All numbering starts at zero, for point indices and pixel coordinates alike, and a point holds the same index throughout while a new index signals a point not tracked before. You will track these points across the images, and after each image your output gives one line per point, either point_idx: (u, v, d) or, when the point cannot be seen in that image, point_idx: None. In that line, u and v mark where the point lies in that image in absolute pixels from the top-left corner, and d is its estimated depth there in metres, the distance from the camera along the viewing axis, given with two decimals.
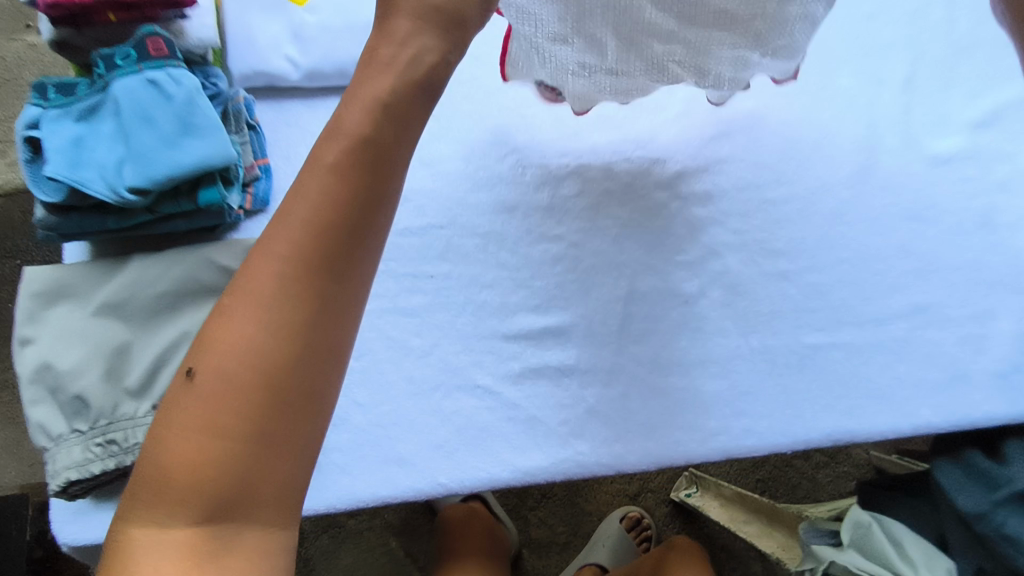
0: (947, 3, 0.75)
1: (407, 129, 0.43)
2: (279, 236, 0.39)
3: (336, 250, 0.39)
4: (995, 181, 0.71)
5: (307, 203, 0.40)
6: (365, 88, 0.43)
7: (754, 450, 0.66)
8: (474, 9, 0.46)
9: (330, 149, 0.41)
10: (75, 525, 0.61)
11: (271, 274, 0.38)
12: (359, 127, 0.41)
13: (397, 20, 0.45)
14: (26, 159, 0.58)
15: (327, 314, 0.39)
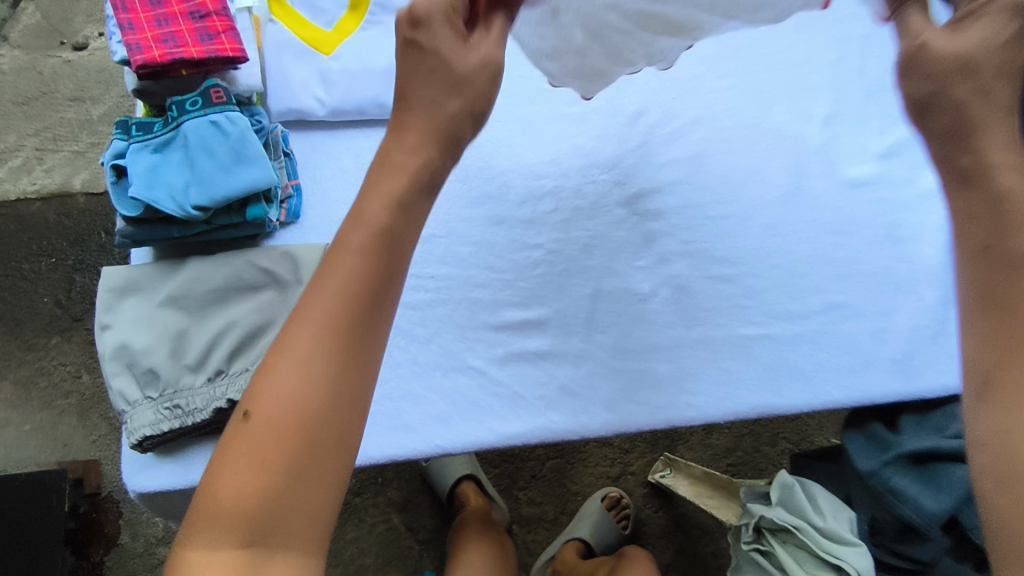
0: (861, 55, 0.92)
1: (413, 217, 0.54)
2: (314, 307, 0.50)
3: (358, 319, 0.50)
4: (897, 202, 0.86)
5: (336, 279, 0.50)
6: (381, 184, 0.54)
7: (695, 421, 0.80)
8: (470, 118, 0.57)
9: (354, 235, 0.52)
10: (144, 473, 0.76)
11: (311, 338, 0.49)
12: (376, 217, 0.52)
13: (408, 125, 0.55)
14: (113, 180, 0.74)
15: (350, 373, 0.49)
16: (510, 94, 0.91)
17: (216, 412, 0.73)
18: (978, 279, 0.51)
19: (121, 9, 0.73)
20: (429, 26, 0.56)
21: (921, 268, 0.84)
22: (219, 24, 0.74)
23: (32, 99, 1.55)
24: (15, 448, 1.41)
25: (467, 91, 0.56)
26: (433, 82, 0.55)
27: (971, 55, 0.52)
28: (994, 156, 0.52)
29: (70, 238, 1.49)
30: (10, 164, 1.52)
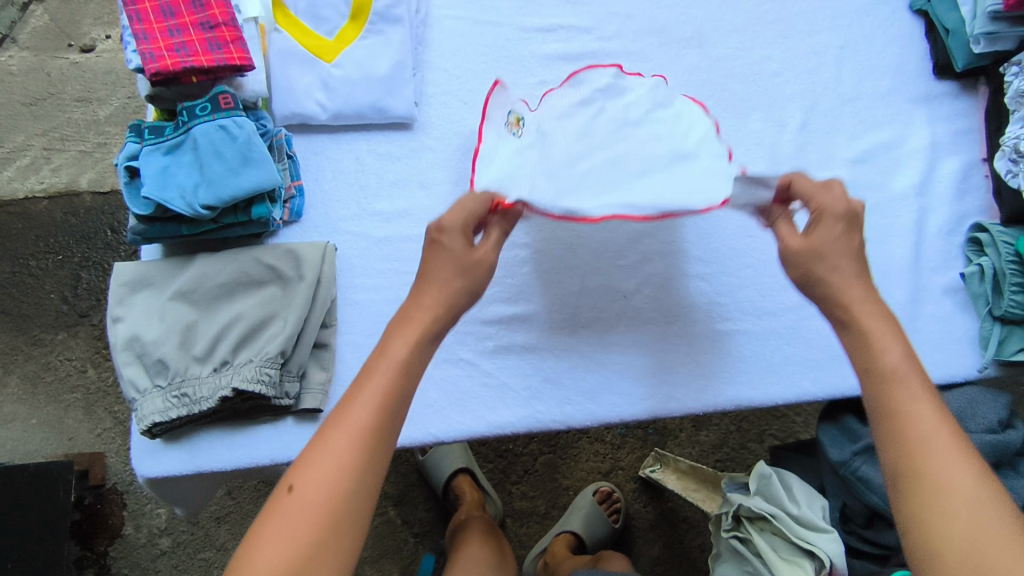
0: (836, 66, 0.96)
1: (425, 355, 0.68)
2: (350, 414, 0.62)
3: (384, 422, 0.62)
4: (869, 206, 0.91)
5: (371, 391, 0.63)
6: (406, 329, 0.68)
7: (674, 412, 0.85)
8: (475, 290, 0.73)
9: (381, 362, 0.65)
10: (152, 458, 0.81)
11: (342, 438, 0.60)
12: (402, 353, 0.66)
13: (428, 285, 0.71)
14: (126, 180, 0.78)
15: (372, 465, 0.61)
16: None
17: (221, 400, 0.77)
18: (874, 397, 0.64)
19: (135, 20, 0.77)
20: (450, 231, 0.73)
21: (891, 268, 0.88)
22: (227, 35, 0.79)
23: (40, 100, 1.58)
24: (22, 441, 1.45)
25: (474, 274, 0.72)
26: (447, 266, 0.72)
27: (816, 245, 0.71)
28: (853, 308, 0.68)
29: (76, 235, 1.53)
30: (18, 164, 1.56)
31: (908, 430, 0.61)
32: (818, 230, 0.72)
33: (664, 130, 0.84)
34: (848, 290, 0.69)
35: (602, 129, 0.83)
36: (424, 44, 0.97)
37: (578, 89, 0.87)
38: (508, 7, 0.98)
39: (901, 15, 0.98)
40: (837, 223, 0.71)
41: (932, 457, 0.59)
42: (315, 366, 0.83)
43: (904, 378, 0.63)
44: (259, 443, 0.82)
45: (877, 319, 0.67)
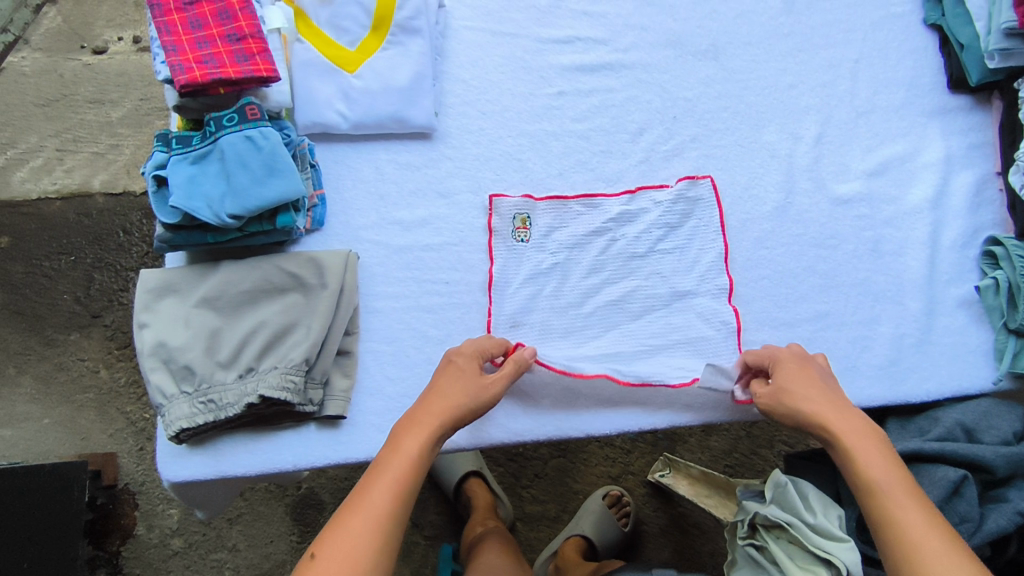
0: (851, 79, 0.97)
1: (432, 455, 0.75)
2: (365, 506, 0.69)
3: (395, 508, 0.70)
4: (883, 219, 0.92)
5: (385, 480, 0.71)
6: (416, 429, 0.75)
7: (690, 421, 0.86)
8: (480, 408, 0.78)
9: (396, 455, 0.73)
10: (176, 463, 0.82)
11: (360, 520, 0.68)
12: (412, 450, 0.73)
13: (438, 393, 0.78)
14: (154, 189, 0.79)
15: (384, 544, 0.67)
16: (519, 111, 0.96)
17: (246, 406, 0.78)
18: (872, 510, 0.70)
19: (164, 32, 0.78)
20: (457, 353, 0.80)
21: (904, 280, 0.90)
22: (254, 47, 0.80)
23: (52, 101, 1.59)
24: (34, 441, 1.45)
25: (482, 394, 0.78)
26: (455, 382, 0.78)
27: (780, 386, 0.79)
28: (834, 433, 0.75)
29: (89, 236, 1.54)
30: (30, 165, 1.56)
31: (908, 540, 0.67)
32: (779, 377, 0.80)
33: (668, 268, 0.90)
34: (823, 415, 0.76)
35: (611, 265, 0.89)
36: (443, 54, 0.97)
37: (594, 216, 0.91)
38: (527, 18, 0.99)
39: (915, 29, 0.99)
40: (795, 369, 0.80)
41: (934, 563, 0.65)
42: (337, 374, 0.84)
43: (892, 490, 0.70)
44: (282, 448, 0.83)
45: (858, 441, 0.74)
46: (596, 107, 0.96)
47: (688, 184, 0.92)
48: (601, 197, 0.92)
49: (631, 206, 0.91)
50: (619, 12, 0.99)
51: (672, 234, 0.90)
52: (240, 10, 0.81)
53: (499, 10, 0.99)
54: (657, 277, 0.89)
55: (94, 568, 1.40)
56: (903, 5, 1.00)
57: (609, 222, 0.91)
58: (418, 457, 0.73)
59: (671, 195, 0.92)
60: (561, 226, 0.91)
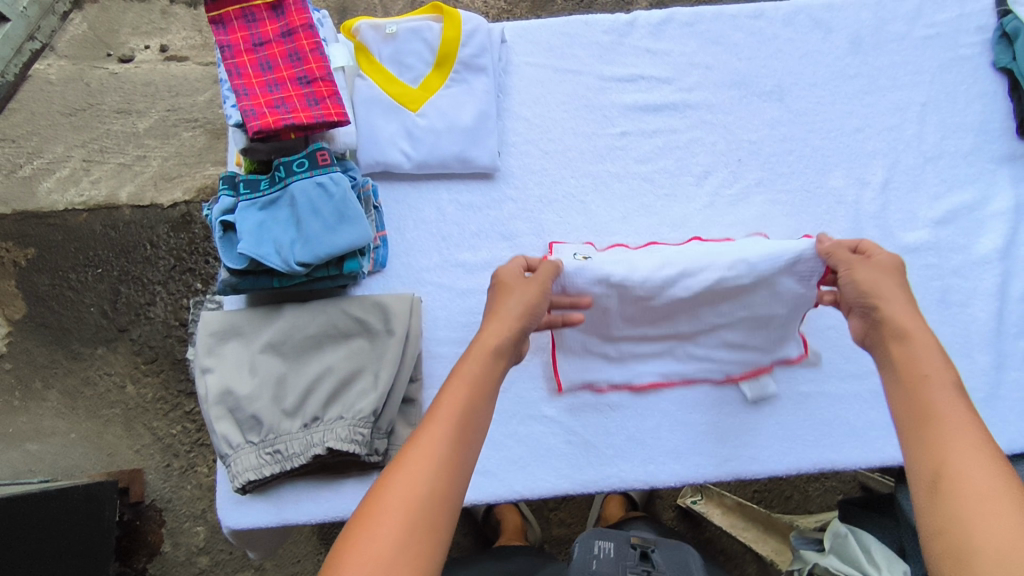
0: (917, 123, 0.96)
1: (496, 378, 0.66)
2: (428, 433, 0.59)
3: (464, 429, 0.60)
4: (951, 268, 0.91)
5: (454, 397, 0.62)
6: (480, 346, 0.67)
7: (759, 474, 0.84)
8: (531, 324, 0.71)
9: (462, 373, 0.64)
10: (238, 512, 0.81)
11: (435, 438, 0.59)
12: (477, 369, 0.65)
13: (503, 308, 0.71)
14: (221, 234, 0.78)
15: (450, 466, 0.58)
16: (581, 151, 0.94)
17: (313, 457, 0.77)
18: (910, 404, 0.61)
19: (235, 75, 0.77)
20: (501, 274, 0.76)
21: (972, 332, 0.89)
22: (324, 90, 0.78)
23: (79, 111, 1.51)
24: (61, 456, 1.38)
25: (534, 299, 0.72)
26: (519, 298, 0.72)
27: (869, 268, 0.72)
28: (900, 322, 0.66)
29: (115, 249, 1.46)
30: (57, 175, 1.49)
31: (942, 433, 0.57)
32: (869, 261, 0.73)
33: None
34: (897, 309, 0.67)
35: None
36: (505, 91, 0.96)
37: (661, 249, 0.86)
38: (588, 54, 0.98)
39: (983, 72, 0.97)
40: (882, 264, 0.72)
41: (967, 459, 0.54)
42: (402, 423, 0.83)
43: (945, 387, 0.60)
44: (346, 497, 0.82)
45: (920, 335, 0.65)
46: (660, 149, 0.94)
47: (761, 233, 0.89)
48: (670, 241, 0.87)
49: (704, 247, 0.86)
50: (683, 50, 0.98)
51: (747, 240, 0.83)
52: (311, 52, 0.80)
53: (561, 46, 0.98)
54: (742, 265, 0.79)
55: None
56: (973, 47, 0.98)
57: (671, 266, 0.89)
58: (480, 380, 0.64)
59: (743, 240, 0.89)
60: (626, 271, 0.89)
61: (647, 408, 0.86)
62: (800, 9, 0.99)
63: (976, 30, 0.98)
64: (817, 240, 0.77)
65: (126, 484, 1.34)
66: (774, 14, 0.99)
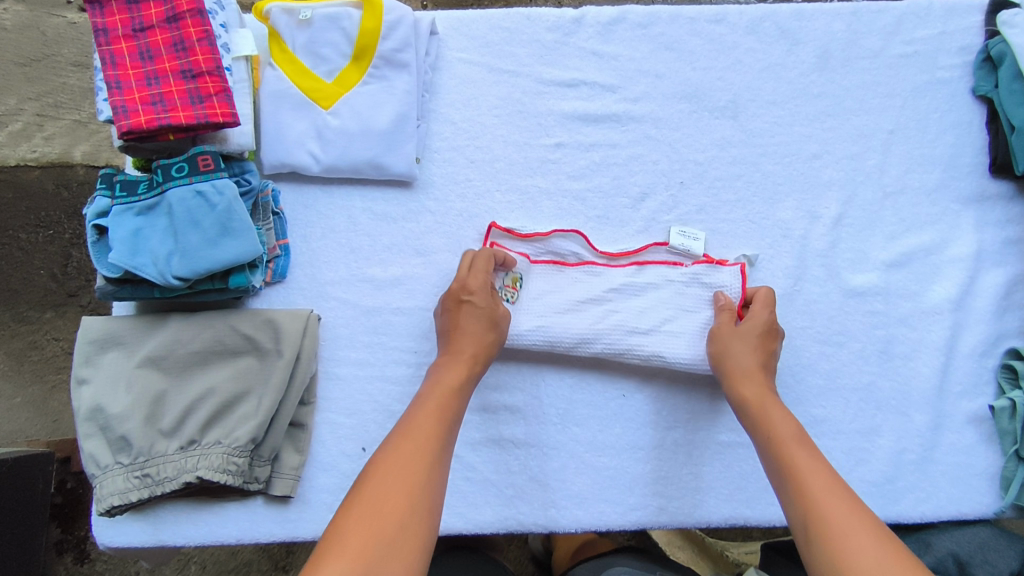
0: (882, 152, 0.87)
1: (463, 396, 0.69)
2: (420, 433, 0.62)
3: (447, 438, 0.64)
4: (899, 316, 0.84)
5: (436, 403, 0.66)
6: (455, 372, 0.70)
7: (667, 524, 0.79)
8: (495, 347, 0.75)
9: (446, 389, 0.68)
10: (111, 531, 0.77)
11: (428, 436, 0.62)
12: (453, 383, 0.69)
13: (468, 328, 0.74)
14: (94, 239, 0.72)
15: (439, 463, 0.61)
16: (511, 161, 0.87)
17: (185, 484, 0.73)
18: (773, 462, 0.65)
19: (109, 65, 0.70)
20: (478, 294, 0.75)
21: (912, 389, 0.82)
22: (211, 86, 0.71)
23: (33, 61, 1.27)
24: (3, 420, 1.23)
25: (500, 323, 0.76)
26: (480, 321, 0.74)
27: (738, 330, 0.75)
28: (746, 399, 0.72)
29: (68, 209, 1.26)
30: (10, 129, 1.26)
31: (803, 487, 0.60)
32: (738, 326, 0.76)
33: (671, 352, 0.79)
34: (746, 372, 0.73)
35: (605, 339, 0.79)
36: (432, 90, 0.88)
37: (592, 282, 0.82)
38: (528, 53, 0.89)
39: (961, 99, 0.88)
40: (728, 332, 0.76)
41: (824, 500, 0.58)
42: (289, 448, 0.78)
43: (796, 443, 0.65)
44: (226, 522, 0.78)
45: (772, 401, 0.71)
46: (596, 165, 0.87)
47: (706, 268, 0.81)
48: (603, 266, 0.83)
49: (639, 278, 0.82)
50: (633, 55, 0.89)
51: (682, 315, 0.80)
52: (198, 41, 0.72)
53: (499, 42, 0.89)
54: (659, 359, 0.79)
55: (61, 552, 1.20)
56: (952, 70, 0.89)
57: (609, 290, 0.81)
58: (457, 393, 0.69)
59: (684, 275, 0.82)
60: (553, 292, 0.82)
61: (554, 447, 0.80)
62: (767, 15, 0.89)
63: (957, 52, 0.89)
64: (716, 300, 0.80)
65: (67, 454, 1.18)
66: (737, 19, 0.89)
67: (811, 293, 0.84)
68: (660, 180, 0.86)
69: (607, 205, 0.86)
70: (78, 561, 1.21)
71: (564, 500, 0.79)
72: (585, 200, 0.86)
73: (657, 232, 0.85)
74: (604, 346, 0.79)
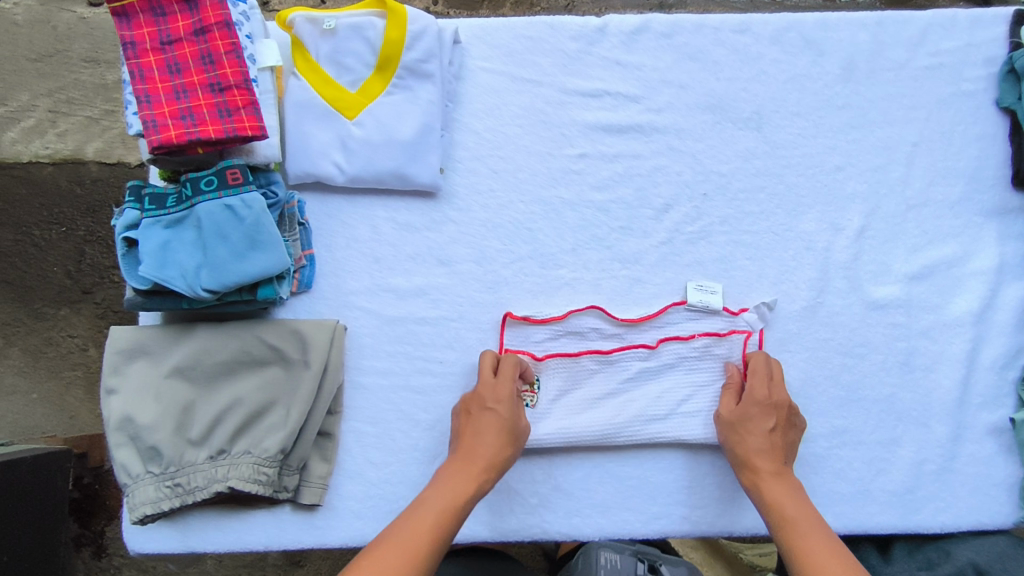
0: (905, 164, 0.87)
1: (478, 483, 0.71)
2: (416, 520, 0.66)
3: (449, 523, 0.67)
4: (920, 329, 0.84)
5: (445, 491, 0.69)
6: (469, 460, 0.72)
7: (689, 533, 0.80)
8: (506, 461, 0.73)
9: (452, 475, 0.71)
10: (143, 537, 0.78)
11: (428, 524, 0.65)
12: (465, 478, 0.71)
13: (484, 440, 0.73)
14: (124, 251, 0.72)
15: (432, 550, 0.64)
16: (534, 172, 0.87)
17: (215, 493, 0.74)
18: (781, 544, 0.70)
19: (138, 78, 0.70)
20: (497, 399, 0.75)
21: (933, 401, 0.83)
22: (239, 99, 0.71)
23: (46, 57, 1.26)
24: (22, 416, 1.22)
25: (517, 438, 0.75)
26: (495, 433, 0.73)
27: (738, 420, 0.77)
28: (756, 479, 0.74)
29: (80, 206, 1.24)
30: (22, 125, 1.25)
31: None
32: (736, 413, 0.77)
33: (693, 433, 0.80)
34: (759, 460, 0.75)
35: (630, 430, 0.79)
36: (456, 99, 0.88)
37: (610, 373, 0.82)
38: (551, 63, 0.88)
39: (984, 111, 0.88)
40: (730, 420, 0.77)
41: None
42: (316, 457, 0.79)
43: (801, 531, 0.69)
44: (255, 528, 0.79)
45: (777, 481, 0.74)
46: (620, 175, 0.87)
47: (714, 341, 0.82)
48: (619, 352, 0.82)
49: (654, 360, 0.82)
50: (656, 65, 0.88)
51: (700, 392, 0.81)
52: (225, 54, 0.72)
53: (522, 51, 0.88)
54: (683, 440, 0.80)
55: (79, 546, 1.21)
56: (977, 81, 0.88)
57: (626, 379, 0.81)
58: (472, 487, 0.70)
59: (696, 349, 0.82)
60: (573, 389, 0.81)
61: (577, 457, 0.81)
62: (791, 26, 0.89)
63: (983, 63, 0.88)
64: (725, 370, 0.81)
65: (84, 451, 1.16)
66: (761, 29, 0.89)
67: (833, 306, 0.84)
68: (684, 191, 0.87)
69: (630, 216, 0.86)
70: (95, 556, 1.22)
71: (587, 509, 0.80)
72: (608, 211, 0.86)
73: (679, 244, 0.86)
74: (628, 433, 0.80)
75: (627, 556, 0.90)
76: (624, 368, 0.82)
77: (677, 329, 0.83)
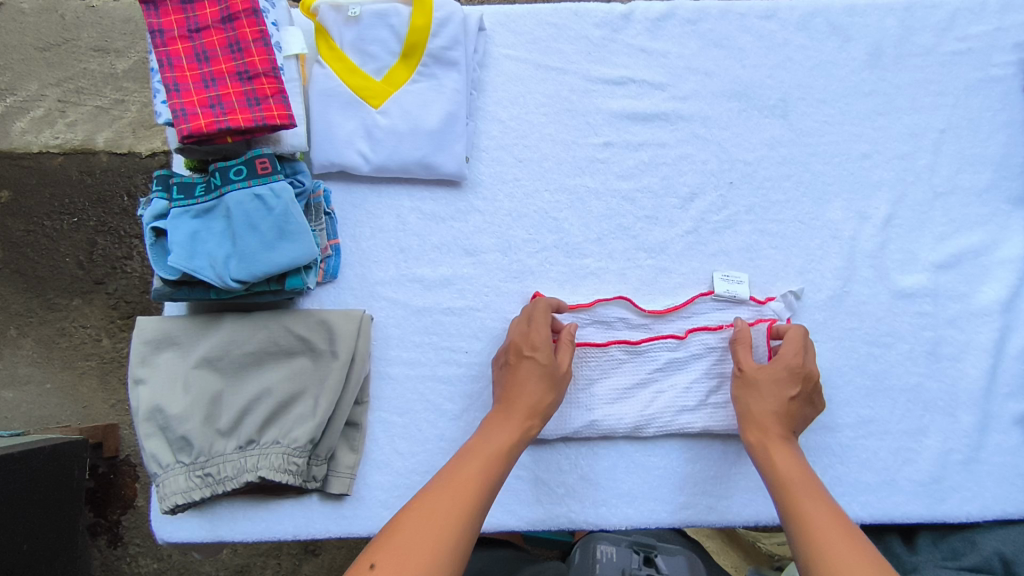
0: (933, 151, 0.86)
1: (522, 437, 0.70)
2: (465, 469, 0.64)
3: (494, 474, 0.65)
4: (947, 317, 0.84)
5: (496, 443, 0.68)
6: (514, 413, 0.71)
7: (716, 523, 0.80)
8: (552, 404, 0.73)
9: (498, 428, 0.69)
10: (172, 527, 0.79)
11: (474, 473, 0.64)
12: (507, 429, 0.69)
13: (530, 385, 0.72)
14: (152, 241, 0.72)
15: (480, 497, 0.62)
16: (559, 160, 0.86)
17: (245, 483, 0.74)
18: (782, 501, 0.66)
19: (167, 66, 0.69)
20: (537, 345, 0.74)
21: (959, 390, 0.83)
22: (268, 87, 0.71)
23: (53, 45, 1.25)
24: (35, 406, 1.20)
25: (562, 382, 0.74)
26: (540, 379, 0.73)
27: (757, 377, 0.75)
28: (761, 437, 0.73)
29: (90, 195, 1.23)
30: (31, 114, 1.24)
31: (813, 532, 0.61)
32: (757, 373, 0.75)
33: (720, 423, 0.80)
34: (766, 415, 0.73)
35: (659, 420, 0.80)
36: (480, 88, 0.87)
37: (637, 365, 0.81)
38: (575, 50, 0.88)
39: (1013, 97, 0.87)
40: (750, 376, 0.75)
41: (833, 546, 0.59)
42: (344, 448, 0.79)
43: (801, 487, 0.66)
44: (284, 518, 0.79)
45: (780, 445, 0.72)
46: (645, 164, 0.86)
47: None
48: (647, 342, 0.81)
49: (682, 350, 0.81)
50: (681, 52, 0.88)
51: (726, 383, 0.81)
52: (254, 42, 0.71)
53: (546, 39, 0.88)
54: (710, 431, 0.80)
55: (94, 536, 1.21)
56: (1005, 67, 0.87)
57: (655, 369, 0.81)
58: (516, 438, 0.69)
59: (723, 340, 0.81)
60: (600, 379, 0.81)
61: (604, 446, 0.81)
62: (817, 12, 0.88)
63: (1012, 48, 0.87)
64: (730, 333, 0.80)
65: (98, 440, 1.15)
66: (787, 15, 0.88)
67: (859, 295, 0.84)
68: (709, 180, 0.86)
69: (655, 204, 0.86)
70: (111, 545, 1.22)
71: (614, 498, 0.80)
72: (634, 200, 0.86)
73: (705, 232, 0.85)
74: (657, 424, 0.80)
75: (622, 548, 0.83)
76: (653, 357, 0.81)
77: (705, 317, 0.83)
